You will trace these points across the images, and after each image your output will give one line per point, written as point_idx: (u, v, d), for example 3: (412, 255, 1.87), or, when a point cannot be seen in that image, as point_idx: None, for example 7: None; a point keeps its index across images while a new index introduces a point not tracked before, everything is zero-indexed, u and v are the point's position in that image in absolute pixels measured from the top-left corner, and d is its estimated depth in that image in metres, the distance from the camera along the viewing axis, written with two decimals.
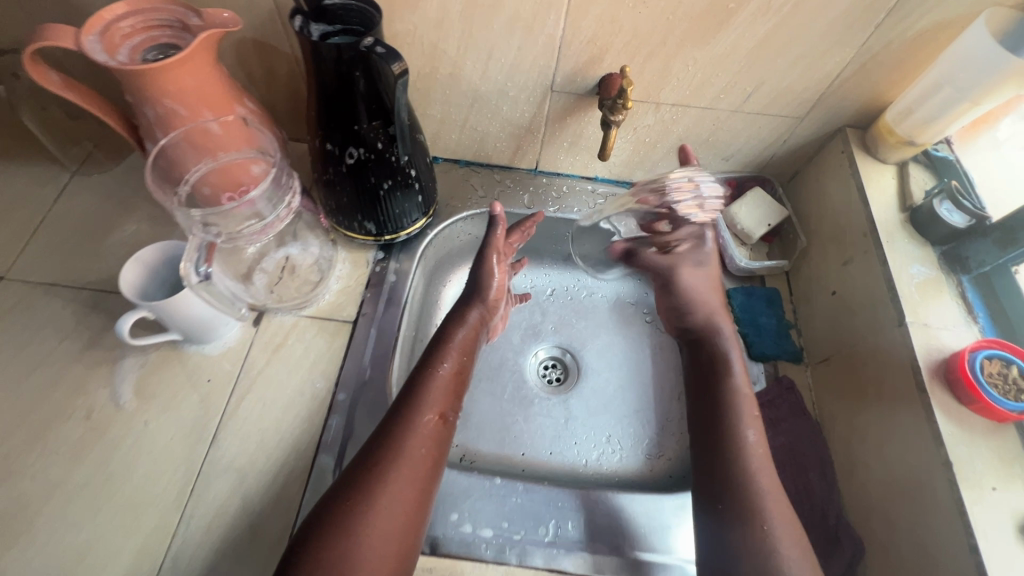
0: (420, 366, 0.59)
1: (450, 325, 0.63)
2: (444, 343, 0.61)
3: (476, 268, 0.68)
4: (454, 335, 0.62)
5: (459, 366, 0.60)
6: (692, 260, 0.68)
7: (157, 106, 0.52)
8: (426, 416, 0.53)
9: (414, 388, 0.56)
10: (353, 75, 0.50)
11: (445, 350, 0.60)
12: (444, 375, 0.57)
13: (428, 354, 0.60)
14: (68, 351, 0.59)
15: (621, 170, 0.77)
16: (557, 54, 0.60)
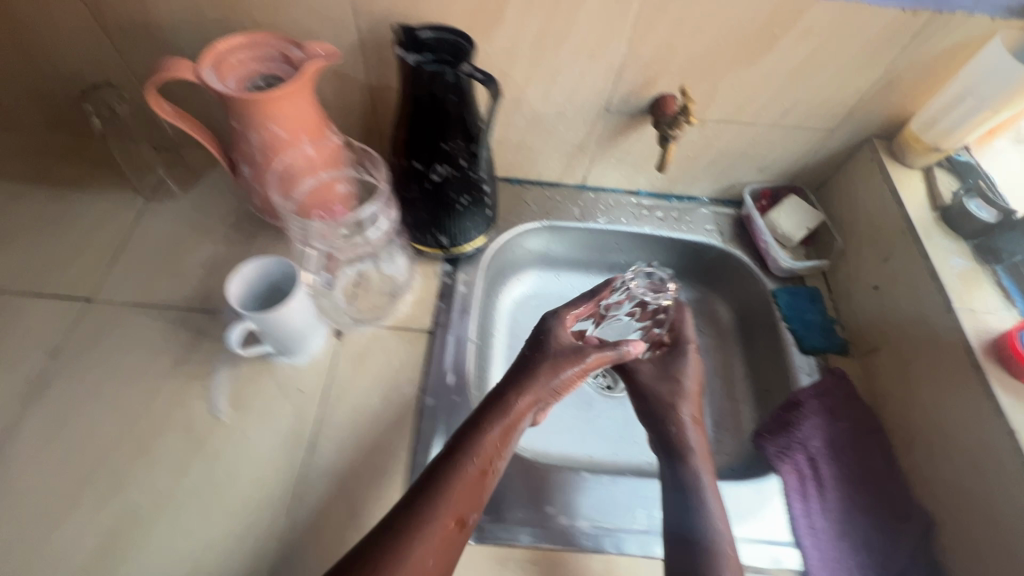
0: (453, 447, 0.53)
1: (486, 418, 0.55)
2: (474, 436, 0.53)
3: (563, 349, 0.62)
4: (495, 425, 0.54)
5: (488, 463, 0.52)
6: (667, 363, 0.69)
7: (261, 133, 0.56)
8: (442, 517, 0.48)
9: (436, 482, 0.50)
10: (447, 99, 0.56)
11: (476, 443, 0.52)
12: (473, 477, 0.51)
13: (458, 445, 0.53)
14: (161, 367, 0.62)
15: (663, 183, 0.83)
16: (615, 77, 0.66)
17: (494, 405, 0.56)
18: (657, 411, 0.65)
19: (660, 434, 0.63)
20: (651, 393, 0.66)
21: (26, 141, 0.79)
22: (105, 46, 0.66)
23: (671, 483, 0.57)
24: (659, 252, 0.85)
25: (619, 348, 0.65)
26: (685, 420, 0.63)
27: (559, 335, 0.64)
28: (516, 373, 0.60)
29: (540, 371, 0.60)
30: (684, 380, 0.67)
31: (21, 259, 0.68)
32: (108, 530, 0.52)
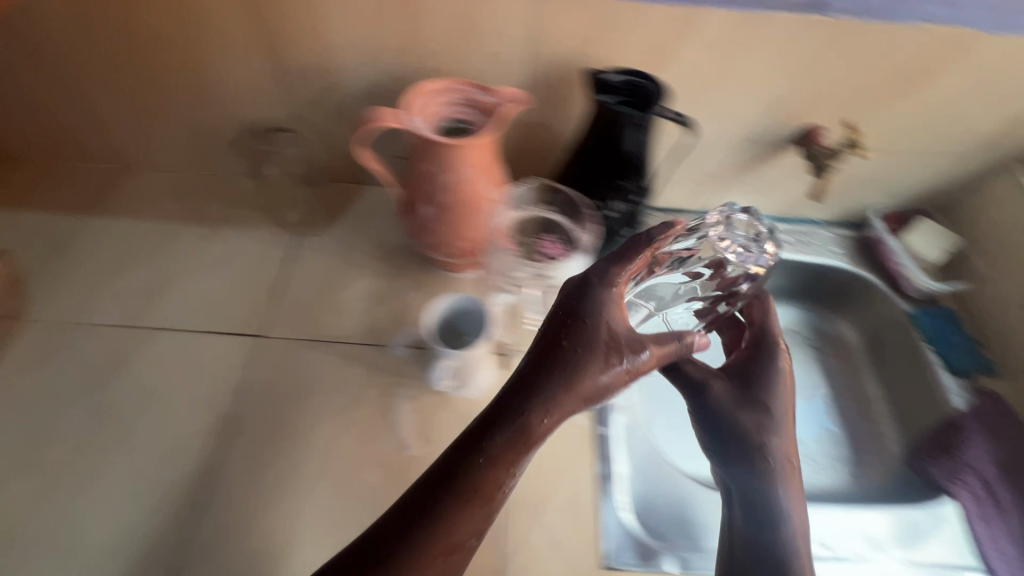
0: (444, 468, 0.40)
1: (521, 420, 0.41)
2: (491, 459, 0.40)
3: (592, 329, 0.44)
4: (516, 455, 0.41)
5: (504, 490, 0.41)
6: (748, 371, 0.55)
7: (451, 177, 0.59)
8: (441, 554, 0.39)
9: (433, 514, 0.39)
10: (635, 141, 0.58)
11: (496, 471, 0.40)
12: (471, 514, 0.40)
13: (487, 464, 0.40)
14: (344, 403, 0.64)
15: (788, 208, 0.84)
16: (769, 111, 0.68)
17: (506, 417, 0.41)
18: (730, 417, 0.53)
19: (722, 431, 0.53)
20: (727, 420, 0.53)
21: (172, 180, 0.81)
22: (273, 92, 0.69)
23: (742, 499, 0.50)
24: (783, 275, 0.86)
25: (682, 339, 0.47)
26: (772, 439, 0.51)
27: (613, 321, 0.45)
28: (546, 372, 0.42)
29: (580, 374, 0.42)
30: (774, 388, 0.54)
31: (191, 298, 0.71)
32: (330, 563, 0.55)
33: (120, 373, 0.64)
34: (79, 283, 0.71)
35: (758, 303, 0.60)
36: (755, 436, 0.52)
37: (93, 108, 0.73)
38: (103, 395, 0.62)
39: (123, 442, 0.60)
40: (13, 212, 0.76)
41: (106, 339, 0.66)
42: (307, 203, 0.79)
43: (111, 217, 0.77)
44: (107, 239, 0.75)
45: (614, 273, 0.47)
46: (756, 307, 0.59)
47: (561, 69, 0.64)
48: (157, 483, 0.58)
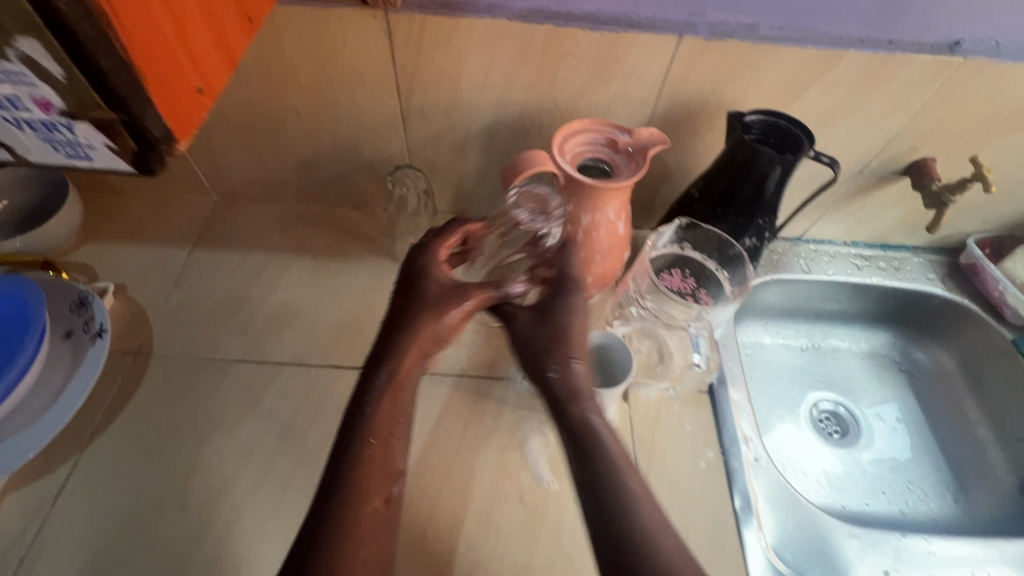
0: (341, 444, 0.50)
1: (366, 389, 0.53)
2: (364, 410, 0.51)
3: (416, 293, 0.57)
4: (378, 402, 0.52)
5: (389, 433, 0.51)
6: (552, 302, 0.59)
7: (595, 214, 0.59)
8: (363, 517, 0.47)
9: (340, 474, 0.48)
10: (777, 179, 0.59)
11: (371, 421, 0.51)
12: (374, 450, 0.50)
13: (347, 431, 0.50)
14: (476, 437, 0.65)
15: (882, 233, 0.85)
16: (883, 145, 0.69)
17: (370, 381, 0.53)
18: (521, 343, 0.58)
19: (542, 377, 0.55)
20: (529, 344, 0.57)
21: (276, 211, 0.82)
22: (394, 128, 0.70)
23: (574, 455, 0.50)
24: (877, 301, 0.88)
25: (500, 287, 0.58)
26: (574, 364, 0.55)
27: (435, 273, 0.58)
28: (384, 345, 0.55)
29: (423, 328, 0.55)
30: (570, 319, 0.58)
31: (310, 331, 0.71)
32: None
33: (252, 408, 0.64)
34: (200, 316, 0.71)
35: (567, 251, 0.61)
36: (535, 360, 0.56)
37: (209, 144, 0.74)
38: (239, 431, 0.63)
39: (263, 480, 0.60)
40: (125, 245, 0.77)
41: (235, 374, 0.67)
42: (418, 236, 0.79)
43: (221, 250, 0.78)
44: (219, 271, 0.76)
45: (438, 243, 0.60)
46: (563, 257, 0.61)
47: (686, 105, 0.65)
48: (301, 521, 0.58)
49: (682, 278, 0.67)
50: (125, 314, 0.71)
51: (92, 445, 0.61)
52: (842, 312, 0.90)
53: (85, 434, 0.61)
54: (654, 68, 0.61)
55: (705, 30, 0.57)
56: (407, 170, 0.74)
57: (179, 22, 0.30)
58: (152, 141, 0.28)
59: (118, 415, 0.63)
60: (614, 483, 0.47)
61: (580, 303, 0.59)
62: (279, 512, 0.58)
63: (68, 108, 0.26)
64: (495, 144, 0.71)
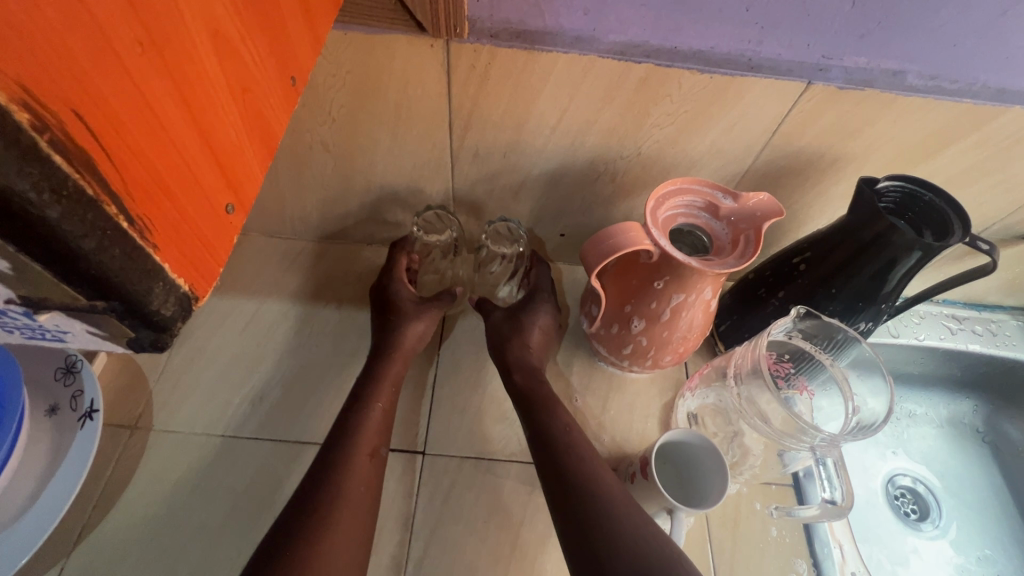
0: (348, 410, 0.54)
1: (380, 362, 0.59)
2: (372, 381, 0.57)
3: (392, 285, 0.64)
4: (389, 369, 0.58)
5: (391, 403, 0.56)
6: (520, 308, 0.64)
7: (690, 294, 0.49)
8: (355, 468, 0.49)
9: (349, 426, 0.52)
10: (916, 265, 0.48)
11: (380, 386, 0.56)
12: (379, 413, 0.54)
13: (360, 394, 0.55)
14: (530, 540, 0.55)
15: (978, 293, 0.76)
16: (1014, 209, 0.59)
17: (383, 358, 0.59)
18: (500, 341, 0.62)
19: (503, 361, 0.61)
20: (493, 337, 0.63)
21: (295, 249, 0.72)
22: (439, 168, 0.59)
23: (538, 446, 0.53)
24: (968, 367, 0.78)
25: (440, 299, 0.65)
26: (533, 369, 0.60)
27: (402, 291, 0.64)
28: (382, 335, 0.61)
29: (405, 325, 0.61)
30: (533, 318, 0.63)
31: (336, 402, 0.61)
32: None
33: (268, 500, 0.55)
34: (207, 380, 0.61)
35: (540, 266, 0.67)
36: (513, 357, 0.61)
37: None
38: (253, 532, 0.53)
39: None
40: None
41: (249, 456, 0.57)
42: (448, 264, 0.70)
43: (232, 296, 0.68)
44: (228, 322, 0.66)
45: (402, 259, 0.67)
46: (537, 270, 0.67)
47: (794, 160, 0.54)
48: None
49: (779, 374, 0.56)
50: (121, 377, 0.61)
51: (80, 547, 0.51)
52: (922, 375, 0.81)
53: (74, 532, 0.52)
54: (768, 117, 0.50)
55: (839, 76, 0.46)
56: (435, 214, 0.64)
57: (205, 126, 0.20)
58: (161, 320, 0.19)
59: (112, 508, 0.53)
60: (582, 480, 0.49)
61: (546, 309, 0.65)
62: None
63: (22, 297, 0.17)
64: (558, 191, 0.61)
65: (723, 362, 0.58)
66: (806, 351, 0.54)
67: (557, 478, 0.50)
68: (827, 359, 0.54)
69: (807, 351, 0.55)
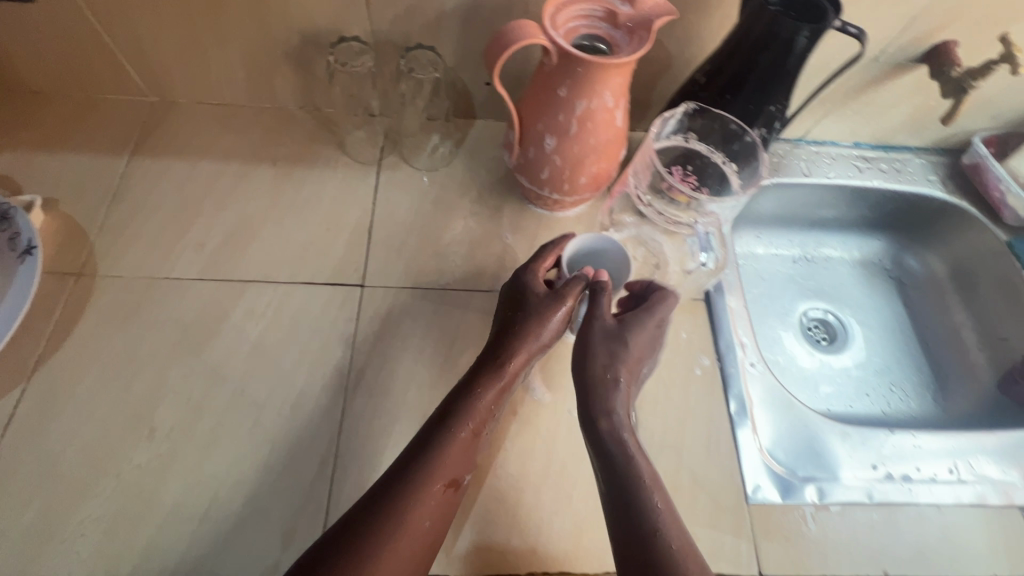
0: (434, 425, 0.51)
1: (486, 376, 0.54)
2: (468, 400, 0.53)
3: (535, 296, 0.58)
4: (496, 382, 0.54)
5: (483, 423, 0.53)
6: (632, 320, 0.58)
7: (592, 100, 0.53)
8: (424, 502, 0.47)
9: (432, 450, 0.49)
10: (799, 56, 0.52)
11: (472, 406, 0.52)
12: (465, 439, 0.51)
13: (452, 410, 0.52)
14: (463, 349, 0.61)
15: (887, 133, 0.80)
16: (905, 26, 0.63)
17: (489, 371, 0.54)
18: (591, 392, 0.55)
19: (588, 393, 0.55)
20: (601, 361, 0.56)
21: (226, 114, 0.73)
22: (355, 5, 0.60)
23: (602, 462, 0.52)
24: (874, 206, 0.85)
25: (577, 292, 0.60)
26: (626, 435, 0.52)
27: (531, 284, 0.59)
28: (498, 344, 0.56)
29: (518, 342, 0.55)
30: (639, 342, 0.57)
31: (276, 246, 0.65)
32: (479, 510, 0.54)
33: (215, 327, 0.59)
34: (147, 231, 0.64)
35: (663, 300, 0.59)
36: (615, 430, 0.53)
37: (134, 28, 0.62)
38: (202, 355, 0.57)
39: (231, 403, 0.55)
40: (52, 153, 0.67)
41: (195, 293, 0.60)
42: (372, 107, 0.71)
43: (165, 158, 0.69)
44: (164, 181, 0.67)
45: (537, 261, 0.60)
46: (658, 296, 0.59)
47: None
48: (276, 443, 0.54)
49: (686, 176, 0.61)
50: (61, 231, 0.62)
51: (37, 372, 0.55)
52: (837, 219, 0.87)
53: (29, 361, 0.55)
54: None
55: None
56: (352, 45, 0.64)
57: None
58: None
59: (66, 340, 0.57)
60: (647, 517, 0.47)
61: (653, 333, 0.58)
62: (256, 434, 0.54)
63: None
64: (475, 27, 0.62)
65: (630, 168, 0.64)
66: (698, 149, 0.59)
67: (625, 517, 0.48)
68: (716, 152, 0.59)
69: (703, 150, 0.59)
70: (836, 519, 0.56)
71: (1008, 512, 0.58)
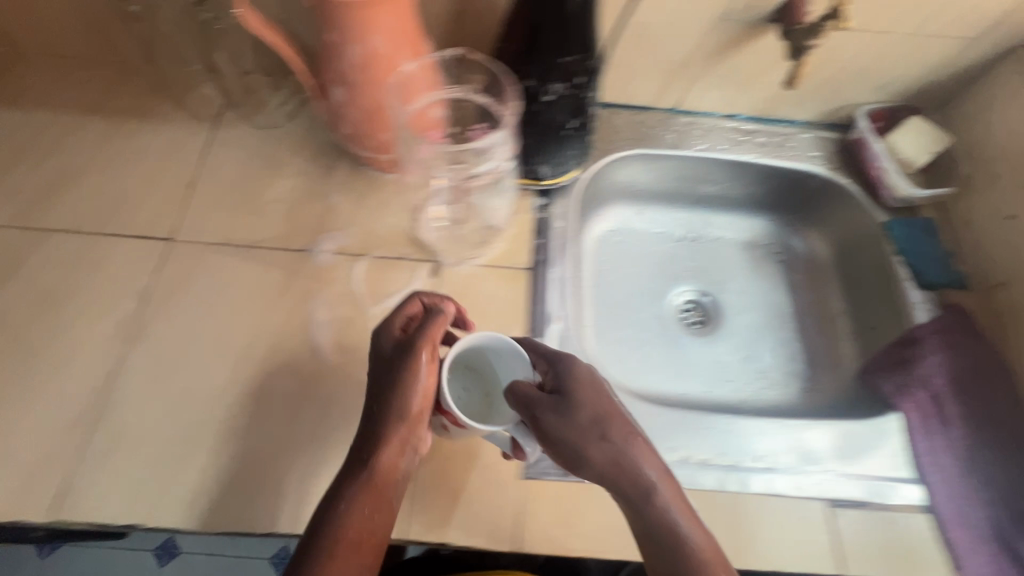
0: (307, 542, 0.43)
1: (349, 482, 0.45)
2: (336, 513, 0.44)
3: (390, 376, 0.47)
4: (359, 481, 0.45)
5: (372, 528, 0.44)
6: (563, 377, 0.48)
7: (361, 45, 0.50)
8: None
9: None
10: None
11: (343, 519, 0.44)
12: (340, 558, 0.42)
13: (319, 527, 0.44)
14: (258, 306, 0.59)
15: (766, 105, 0.75)
16: None
17: (352, 472, 0.46)
18: (627, 493, 0.44)
19: (599, 476, 0.45)
20: (570, 435, 0.44)
21: (68, 67, 0.72)
22: None
23: (648, 546, 0.43)
24: (756, 184, 0.79)
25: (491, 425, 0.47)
26: (659, 488, 0.44)
27: (382, 348, 0.50)
28: (365, 437, 0.47)
29: (381, 430, 0.46)
30: (592, 393, 0.47)
31: (91, 198, 0.64)
32: (232, 470, 0.52)
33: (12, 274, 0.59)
34: None
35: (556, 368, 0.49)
36: (674, 530, 0.43)
37: None
38: None
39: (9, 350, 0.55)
40: None
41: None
42: (200, 63, 0.69)
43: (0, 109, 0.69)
44: None
45: (390, 333, 0.50)
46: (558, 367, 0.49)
47: None
48: (45, 391, 0.54)
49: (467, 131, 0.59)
50: None
51: None
52: (723, 197, 0.82)
53: None
54: None
55: None
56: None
57: None
58: None
59: None
60: None
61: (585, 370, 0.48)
62: (28, 381, 0.54)
63: None
64: None
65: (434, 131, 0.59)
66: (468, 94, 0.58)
67: None
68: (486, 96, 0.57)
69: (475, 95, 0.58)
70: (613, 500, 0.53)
71: (814, 506, 0.53)
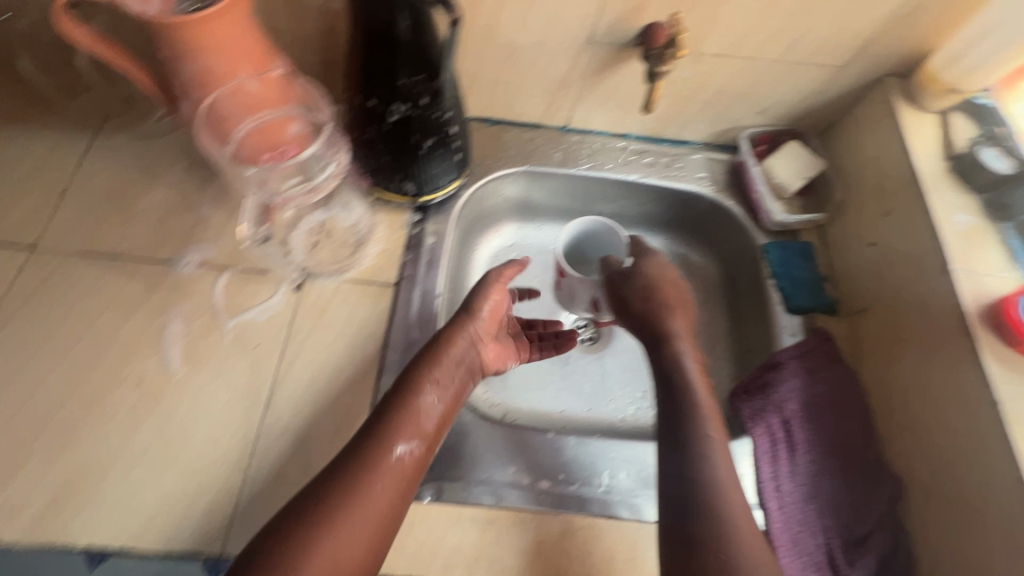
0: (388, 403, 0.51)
1: (422, 364, 0.54)
2: (416, 383, 0.53)
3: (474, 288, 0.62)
4: (442, 363, 0.55)
5: (444, 403, 0.53)
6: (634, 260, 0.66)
7: (194, 62, 0.49)
8: (387, 468, 0.46)
9: (388, 424, 0.49)
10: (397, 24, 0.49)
11: (419, 386, 0.52)
12: (419, 412, 0.50)
13: (395, 396, 0.52)
14: (111, 318, 0.59)
15: (654, 126, 0.76)
16: (600, 3, 0.59)
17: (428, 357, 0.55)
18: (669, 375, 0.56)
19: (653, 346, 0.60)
20: (660, 313, 0.60)
21: None
22: None
23: (664, 401, 0.55)
24: (648, 203, 0.80)
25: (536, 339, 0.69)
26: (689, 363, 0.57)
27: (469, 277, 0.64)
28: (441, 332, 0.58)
29: (455, 330, 0.57)
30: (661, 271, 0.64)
31: None
32: (59, 484, 0.52)
33: None
34: None
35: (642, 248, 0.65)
36: (693, 413, 0.52)
37: None
38: None
39: None
40: None
41: None
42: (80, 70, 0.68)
43: None
44: None
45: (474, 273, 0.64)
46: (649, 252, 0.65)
47: None
48: None
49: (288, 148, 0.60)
50: None
51: None
52: (619, 214, 0.82)
53: None
54: None
55: None
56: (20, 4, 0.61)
57: None
58: None
59: None
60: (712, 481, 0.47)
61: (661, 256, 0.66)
62: None
63: None
64: None
65: (293, 147, 0.57)
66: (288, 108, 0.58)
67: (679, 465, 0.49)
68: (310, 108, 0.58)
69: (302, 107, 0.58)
70: (443, 522, 0.53)
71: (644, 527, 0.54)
